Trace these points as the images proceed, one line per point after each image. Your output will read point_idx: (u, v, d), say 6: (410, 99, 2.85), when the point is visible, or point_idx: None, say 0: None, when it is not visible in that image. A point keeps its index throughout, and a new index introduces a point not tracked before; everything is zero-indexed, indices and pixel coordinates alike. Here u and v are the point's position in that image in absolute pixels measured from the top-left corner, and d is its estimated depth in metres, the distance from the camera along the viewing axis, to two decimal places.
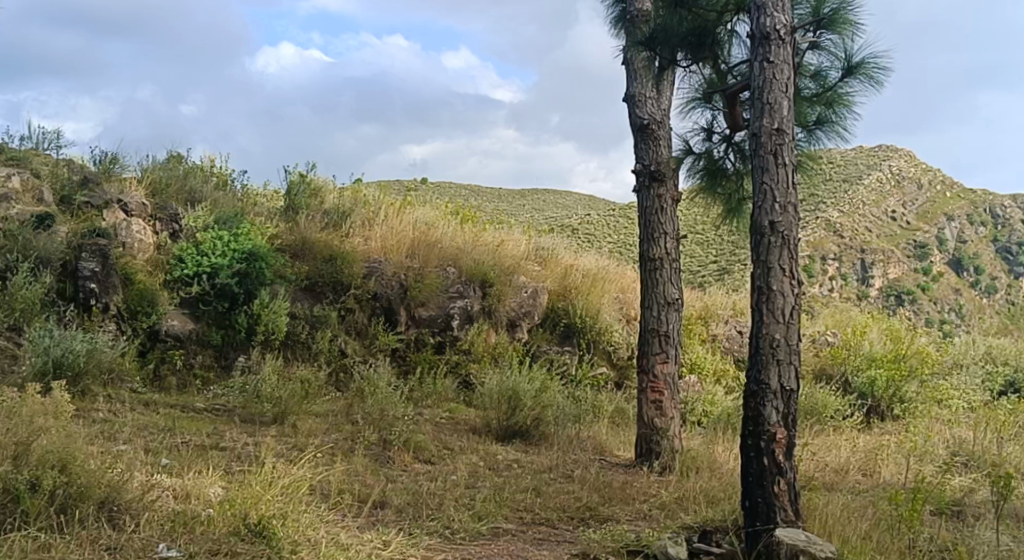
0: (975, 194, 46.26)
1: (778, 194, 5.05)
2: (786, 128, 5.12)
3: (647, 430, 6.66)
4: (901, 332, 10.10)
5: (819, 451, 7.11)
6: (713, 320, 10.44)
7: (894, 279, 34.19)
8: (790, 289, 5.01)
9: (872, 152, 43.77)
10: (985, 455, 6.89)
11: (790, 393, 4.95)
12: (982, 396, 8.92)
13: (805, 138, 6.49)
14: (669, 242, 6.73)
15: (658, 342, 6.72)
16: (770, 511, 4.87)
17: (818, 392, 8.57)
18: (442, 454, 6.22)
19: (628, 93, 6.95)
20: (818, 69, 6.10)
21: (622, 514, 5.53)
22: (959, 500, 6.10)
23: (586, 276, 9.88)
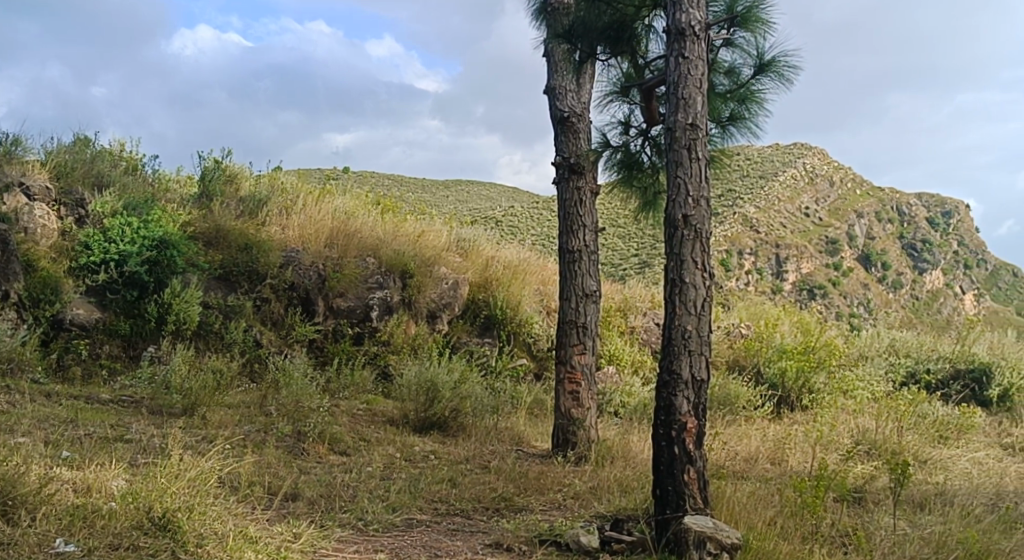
0: (882, 193, 48.42)
1: (691, 188, 5.16)
2: (699, 123, 5.22)
3: (564, 421, 6.72)
4: (811, 325, 10.44)
5: (730, 440, 7.28)
6: (631, 313, 10.58)
7: (807, 274, 36.15)
8: (701, 282, 5.11)
9: (786, 151, 44.71)
10: (886, 443, 7.17)
11: (701, 383, 5.06)
12: (885, 386, 9.29)
13: (719, 135, 6.60)
14: (587, 235, 6.79)
15: (576, 333, 6.78)
16: (680, 499, 4.97)
17: (731, 383, 8.77)
18: (357, 446, 6.17)
19: (549, 85, 6.97)
20: (732, 66, 6.23)
21: (536, 504, 5.57)
22: (860, 487, 6.34)
23: (507, 267, 9.89)
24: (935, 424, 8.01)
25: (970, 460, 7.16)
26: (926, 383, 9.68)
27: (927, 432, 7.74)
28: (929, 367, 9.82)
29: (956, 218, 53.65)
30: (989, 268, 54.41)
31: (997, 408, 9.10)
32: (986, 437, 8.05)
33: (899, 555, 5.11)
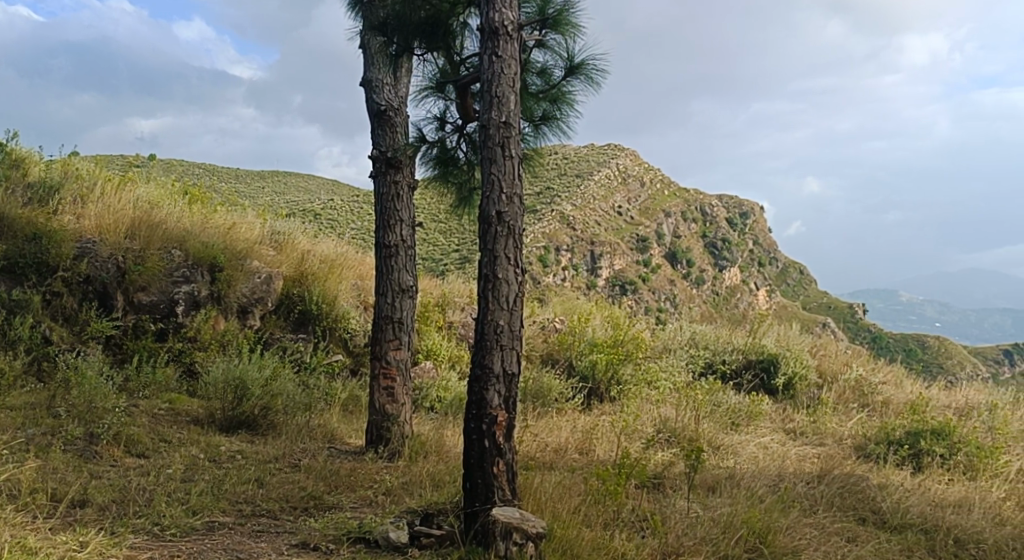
0: (687, 193, 51.59)
1: (504, 186, 5.26)
2: (512, 122, 5.33)
3: (379, 417, 6.69)
4: (620, 319, 10.91)
5: (541, 432, 7.50)
6: (450, 307, 10.63)
7: (619, 270, 38.59)
8: (513, 277, 5.23)
9: (601, 150, 46.03)
10: (684, 431, 7.63)
11: (512, 376, 5.18)
12: (685, 377, 9.87)
13: (532, 134, 6.76)
14: (404, 230, 6.78)
15: (392, 329, 6.75)
16: (489, 491, 5.08)
17: (544, 376, 9.00)
18: (158, 446, 5.88)
19: (365, 78, 6.90)
20: (544, 67, 6.40)
21: (346, 501, 5.52)
22: (660, 472, 6.72)
23: (322, 261, 9.68)
24: (728, 412, 8.62)
25: (757, 444, 7.74)
26: (722, 373, 10.36)
27: (721, 420, 8.33)
28: (724, 358, 10.52)
29: (751, 218, 57.87)
30: (779, 266, 59.09)
31: (782, 395, 9.90)
32: (772, 423, 8.71)
33: (692, 537, 5.44)
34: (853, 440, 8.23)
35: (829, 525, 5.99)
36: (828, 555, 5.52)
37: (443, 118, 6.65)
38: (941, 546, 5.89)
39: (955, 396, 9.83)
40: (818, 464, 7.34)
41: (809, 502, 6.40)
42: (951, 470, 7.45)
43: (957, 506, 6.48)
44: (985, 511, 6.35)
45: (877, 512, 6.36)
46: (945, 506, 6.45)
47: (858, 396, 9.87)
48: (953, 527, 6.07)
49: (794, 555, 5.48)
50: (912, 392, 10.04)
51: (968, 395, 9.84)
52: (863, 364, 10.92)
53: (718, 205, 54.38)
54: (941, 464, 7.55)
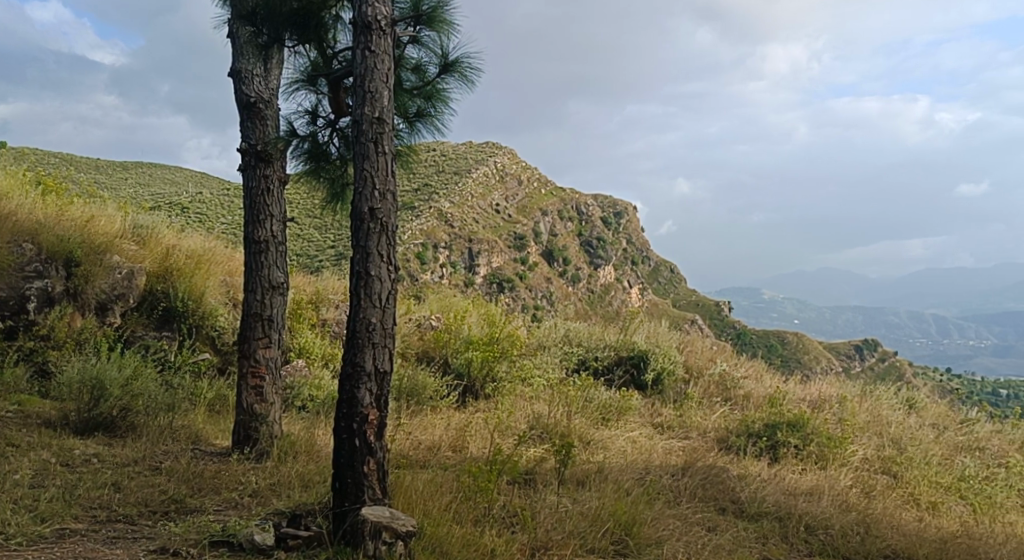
0: (563, 193, 52.58)
1: (378, 182, 5.22)
2: (386, 118, 5.29)
3: (246, 417, 6.50)
4: (496, 317, 10.98)
5: (414, 430, 7.47)
6: (324, 305, 10.44)
7: (496, 268, 38.93)
8: (386, 275, 5.19)
9: (480, 148, 46.29)
10: (556, 427, 7.78)
11: (383, 374, 5.14)
12: (557, 373, 10.03)
13: (406, 130, 6.71)
14: (275, 225, 6.62)
15: (261, 327, 6.58)
16: (359, 491, 5.03)
17: (418, 373, 8.96)
18: (5, 451, 5.57)
19: (233, 68, 6.69)
20: (418, 63, 6.37)
21: (210, 504, 5.36)
22: (531, 468, 6.82)
23: (189, 256, 9.33)
24: (599, 407, 8.82)
25: (627, 439, 7.95)
26: (595, 369, 10.59)
27: (592, 416, 8.52)
28: (597, 355, 10.74)
29: (625, 219, 59.66)
30: (651, 264, 60.99)
31: (651, 391, 10.21)
32: (640, 418, 8.98)
33: (560, 531, 5.57)
34: (715, 433, 8.58)
35: (691, 516, 6.24)
36: (690, 544, 5.74)
37: (314, 111, 6.54)
38: (794, 533, 6.23)
39: (809, 389, 10.39)
40: (683, 457, 7.62)
41: (673, 493, 6.65)
42: (804, 460, 7.88)
43: (809, 494, 6.86)
44: (834, 498, 6.75)
45: (736, 502, 6.67)
46: (797, 494, 6.81)
47: (721, 390, 10.30)
48: (804, 514, 6.42)
49: (657, 545, 5.67)
50: (771, 386, 10.56)
51: (821, 388, 10.43)
52: (726, 359, 11.39)
53: (593, 205, 55.69)
54: (795, 454, 7.97)
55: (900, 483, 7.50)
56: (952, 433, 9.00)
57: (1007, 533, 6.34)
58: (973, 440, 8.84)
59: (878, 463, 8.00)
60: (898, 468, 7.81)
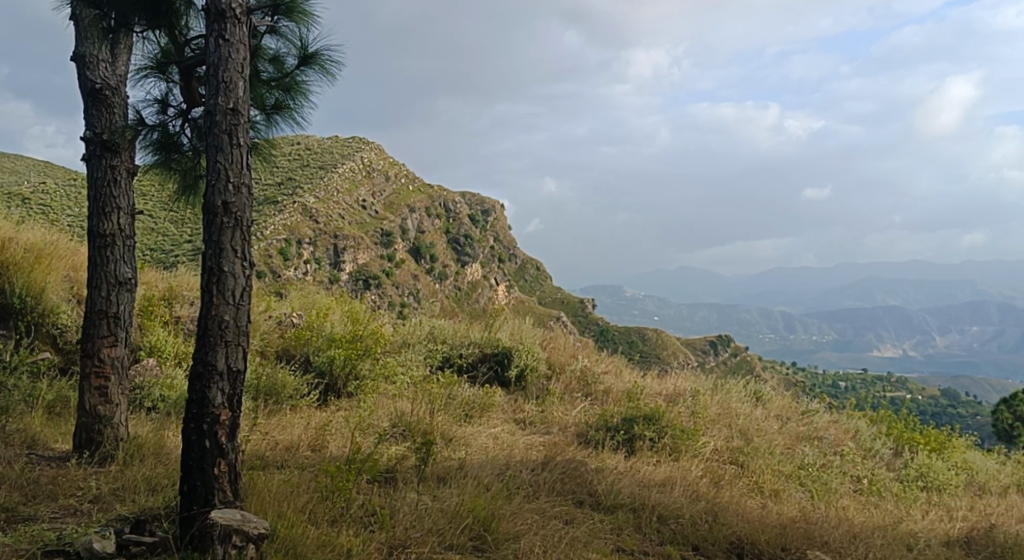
0: (431, 189, 52.55)
1: (231, 175, 5.05)
2: (240, 109, 5.13)
3: (89, 419, 6.17)
4: (360, 314, 10.82)
5: (272, 430, 7.28)
6: (177, 302, 10.01)
7: (362, 264, 38.45)
8: (241, 271, 5.04)
9: (346, 142, 45.63)
10: (418, 425, 7.77)
11: (237, 373, 4.99)
12: (422, 370, 9.98)
13: (263, 123, 6.52)
14: (122, 218, 6.31)
15: (106, 325, 6.26)
16: (208, 493, 4.88)
17: (278, 371, 8.72)
18: None
19: (76, 52, 6.33)
20: (275, 54, 6.22)
21: (45, 512, 5.08)
22: (391, 467, 6.78)
23: (28, 249, 8.75)
24: (462, 405, 8.84)
25: (488, 435, 8.01)
26: (459, 366, 10.61)
27: (454, 413, 8.54)
28: (461, 352, 10.76)
29: (492, 217, 60.32)
30: (518, 261, 61.77)
31: (514, 387, 10.32)
32: (503, 414, 9.06)
33: (419, 529, 5.58)
34: (575, 428, 8.77)
35: (549, 510, 6.35)
36: (546, 538, 5.84)
37: (165, 100, 6.27)
38: (646, 523, 6.45)
39: (665, 384, 10.76)
40: (543, 452, 7.75)
41: (532, 488, 6.76)
42: (659, 452, 8.16)
43: (662, 485, 7.11)
44: (685, 488, 7.03)
45: (593, 494, 6.84)
46: (651, 486, 7.05)
47: (582, 385, 10.53)
48: (657, 505, 6.65)
49: (515, 540, 5.74)
50: (629, 381, 10.87)
51: (676, 383, 10.82)
52: (587, 355, 11.66)
53: (461, 203, 55.96)
54: (650, 447, 8.25)
55: (746, 471, 7.88)
56: (794, 424, 9.53)
57: (842, 515, 6.74)
58: (812, 430, 9.37)
59: (726, 453, 8.37)
60: (745, 458, 8.20)
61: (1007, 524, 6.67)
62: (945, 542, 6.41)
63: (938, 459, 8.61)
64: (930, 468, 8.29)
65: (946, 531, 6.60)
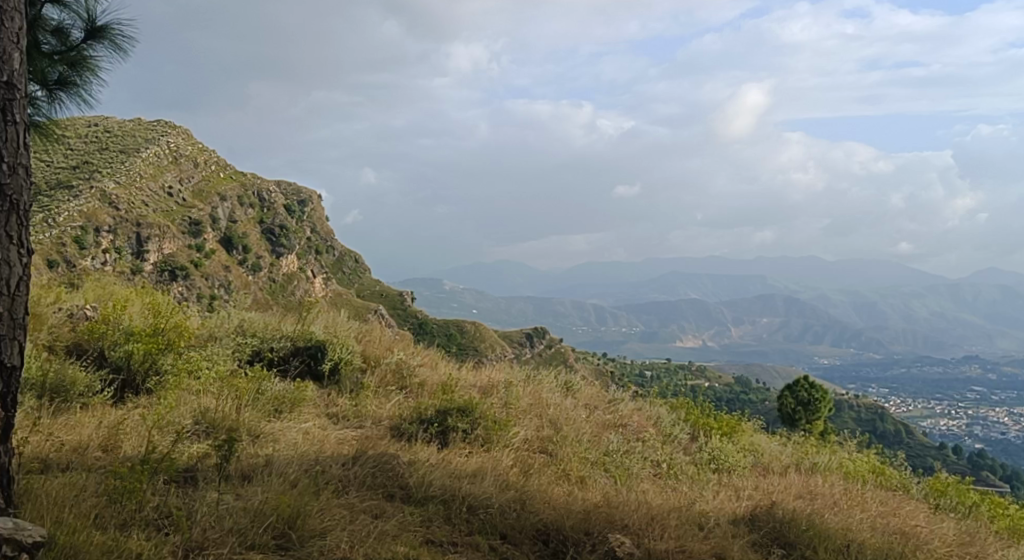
0: (243, 177, 50.72)
1: (6, 154, 4.63)
2: (16, 83, 4.71)
3: None
4: (162, 306, 10.21)
5: (57, 430, 6.77)
6: None
7: (169, 254, 36.43)
8: (17, 260, 4.64)
9: (151, 125, 43.25)
10: (223, 421, 7.47)
11: (12, 370, 4.61)
12: (229, 365, 9.56)
13: (45, 100, 6.03)
14: None
15: None
16: None
17: (67, 366, 8.07)
18: None
19: None
20: (58, 25, 5.88)
21: None
22: (190, 466, 6.48)
23: None
24: (271, 400, 8.54)
25: (298, 430, 7.80)
26: (270, 360, 10.27)
27: (262, 409, 8.26)
28: (272, 346, 10.42)
29: (308, 207, 59.01)
30: (336, 253, 60.73)
31: (328, 381, 10.11)
32: (314, 408, 8.83)
33: (218, 529, 5.43)
34: (389, 422, 8.71)
35: (358, 504, 6.29)
36: (354, 533, 5.76)
37: None
38: (456, 514, 6.51)
39: (480, 375, 10.90)
40: (354, 446, 7.63)
41: (342, 483, 6.67)
42: (471, 443, 8.25)
43: (473, 476, 7.18)
44: (495, 477, 7.15)
45: (404, 487, 6.82)
46: (462, 476, 7.11)
47: (397, 378, 10.46)
48: (467, 495, 6.72)
49: (321, 536, 5.65)
50: (444, 373, 10.94)
51: (490, 374, 10.99)
52: (403, 348, 11.59)
53: (275, 192, 54.33)
54: (463, 438, 8.33)
55: (555, 459, 8.13)
56: (601, 412, 9.92)
57: (641, 499, 7.05)
58: (617, 418, 9.80)
59: (537, 443, 8.58)
60: (554, 446, 8.45)
61: (786, 501, 7.23)
62: (733, 519, 6.86)
63: (728, 442, 9.23)
64: (722, 451, 8.87)
65: (734, 509, 7.06)
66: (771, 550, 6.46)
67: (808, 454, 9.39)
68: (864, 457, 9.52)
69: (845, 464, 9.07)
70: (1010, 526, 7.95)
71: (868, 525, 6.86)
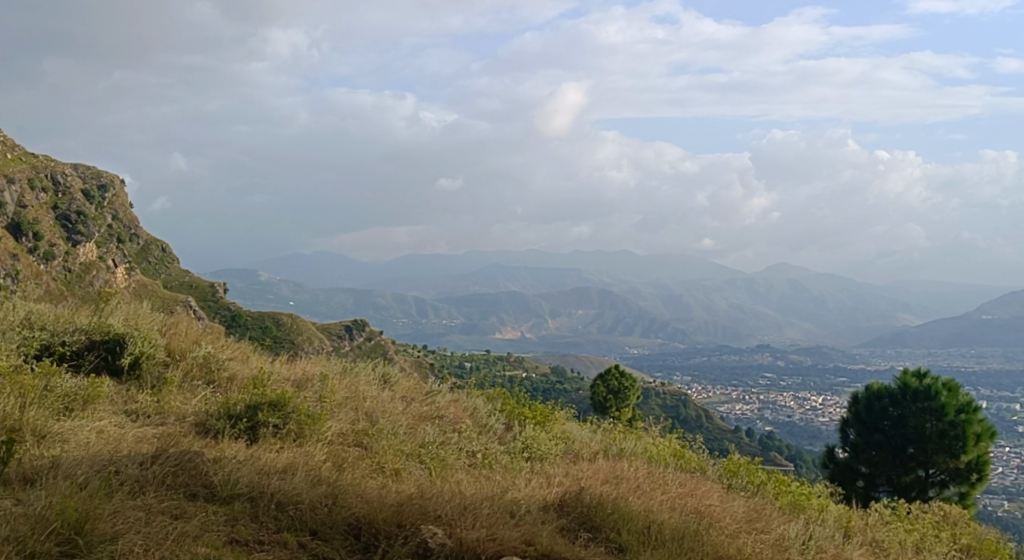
0: (33, 160, 47.14)
1: None
2: None
3: None
4: None
5: None
6: None
7: None
8: None
9: None
10: (2, 421, 6.89)
11: None
12: (13, 360, 8.79)
13: None
14: None
15: None
16: None
17: None
18: None
19: None
20: None
21: None
22: None
23: None
24: (61, 396, 7.93)
25: (91, 429, 7.27)
26: (61, 354, 9.51)
27: (51, 407, 7.66)
28: (64, 339, 9.64)
29: (110, 192, 55.50)
30: (141, 242, 57.29)
31: (127, 376, 9.50)
32: (112, 405, 8.27)
33: None
34: (194, 418, 8.31)
35: (156, 505, 5.97)
36: (149, 536, 5.45)
37: None
38: (263, 512, 6.30)
39: (294, 368, 10.60)
40: (154, 444, 7.22)
41: (138, 483, 6.31)
42: (283, 438, 8.00)
43: (283, 472, 6.96)
44: (306, 473, 6.97)
45: (208, 486, 6.52)
46: (272, 473, 6.86)
47: (204, 373, 10.00)
48: (276, 491, 6.51)
49: (112, 541, 5.32)
50: (256, 367, 10.55)
51: (305, 367, 10.72)
52: (213, 340, 11.05)
53: (71, 176, 50.73)
54: (274, 434, 8.06)
55: (370, 453, 8.03)
56: (418, 405, 9.88)
57: (455, 489, 7.09)
58: (434, 410, 9.80)
59: (351, 436, 8.45)
60: (369, 440, 8.34)
61: (594, 485, 7.50)
62: (543, 506, 7.02)
63: (542, 431, 9.46)
64: (535, 440, 9.07)
65: (544, 496, 7.24)
66: (578, 533, 6.67)
67: (616, 440, 9.79)
68: (666, 441, 10.04)
69: (650, 449, 9.53)
70: (793, 501, 8.63)
71: (667, 507, 7.23)
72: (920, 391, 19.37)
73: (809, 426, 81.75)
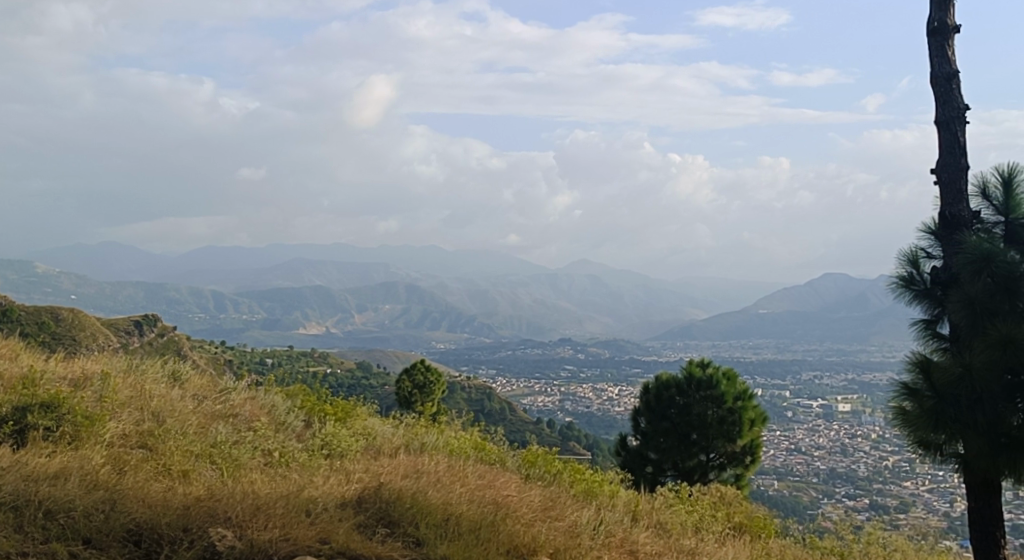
0: None
1: None
2: None
3: None
4: None
5: None
6: None
7: None
8: None
9: None
10: None
11: None
12: None
13: None
14: None
15: None
16: None
17: None
18: None
19: None
20: None
21: None
22: None
23: None
24: None
25: None
26: None
27: None
28: None
29: None
30: None
31: None
32: None
33: None
34: None
35: None
36: None
37: None
38: (29, 521, 5.77)
39: (71, 367, 9.79)
40: None
41: None
42: (55, 442, 7.36)
43: (54, 478, 6.41)
44: (81, 478, 6.45)
45: None
46: (40, 479, 6.30)
47: None
48: (45, 499, 5.99)
49: None
50: (26, 365, 9.66)
51: (84, 365, 9.92)
52: None
53: None
54: (45, 437, 7.40)
55: (154, 454, 7.55)
56: (210, 404, 9.39)
57: (248, 489, 6.80)
58: (228, 409, 9.35)
59: (134, 438, 7.90)
60: (154, 441, 7.84)
61: (393, 481, 7.41)
62: (339, 504, 6.86)
63: (342, 428, 9.27)
64: (335, 437, 8.86)
65: (341, 493, 7.09)
66: (376, 529, 6.56)
67: (418, 436, 9.75)
68: (467, 434, 10.12)
69: (450, 443, 9.55)
70: (585, 489, 8.94)
71: (465, 499, 7.27)
72: (704, 381, 20.74)
73: (605, 416, 85.50)
